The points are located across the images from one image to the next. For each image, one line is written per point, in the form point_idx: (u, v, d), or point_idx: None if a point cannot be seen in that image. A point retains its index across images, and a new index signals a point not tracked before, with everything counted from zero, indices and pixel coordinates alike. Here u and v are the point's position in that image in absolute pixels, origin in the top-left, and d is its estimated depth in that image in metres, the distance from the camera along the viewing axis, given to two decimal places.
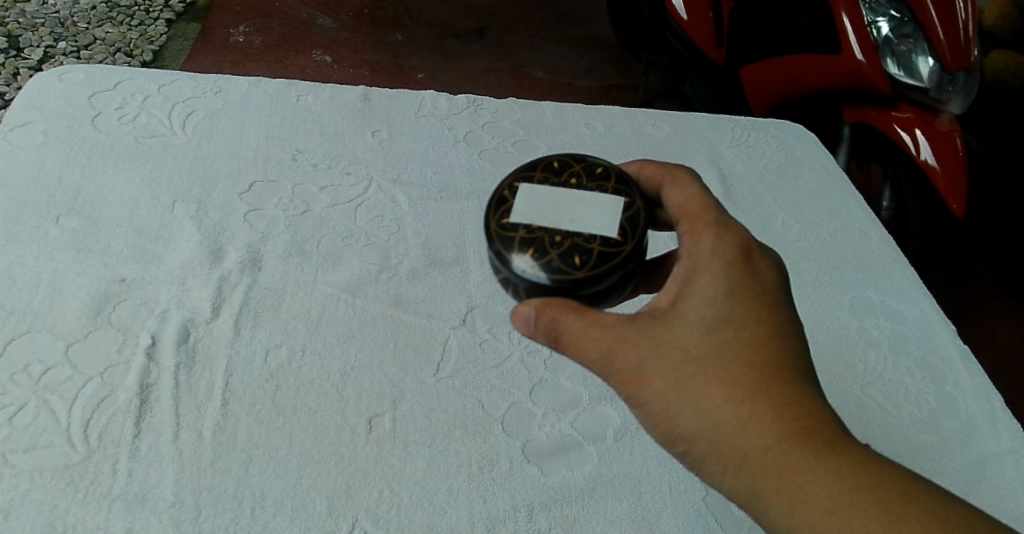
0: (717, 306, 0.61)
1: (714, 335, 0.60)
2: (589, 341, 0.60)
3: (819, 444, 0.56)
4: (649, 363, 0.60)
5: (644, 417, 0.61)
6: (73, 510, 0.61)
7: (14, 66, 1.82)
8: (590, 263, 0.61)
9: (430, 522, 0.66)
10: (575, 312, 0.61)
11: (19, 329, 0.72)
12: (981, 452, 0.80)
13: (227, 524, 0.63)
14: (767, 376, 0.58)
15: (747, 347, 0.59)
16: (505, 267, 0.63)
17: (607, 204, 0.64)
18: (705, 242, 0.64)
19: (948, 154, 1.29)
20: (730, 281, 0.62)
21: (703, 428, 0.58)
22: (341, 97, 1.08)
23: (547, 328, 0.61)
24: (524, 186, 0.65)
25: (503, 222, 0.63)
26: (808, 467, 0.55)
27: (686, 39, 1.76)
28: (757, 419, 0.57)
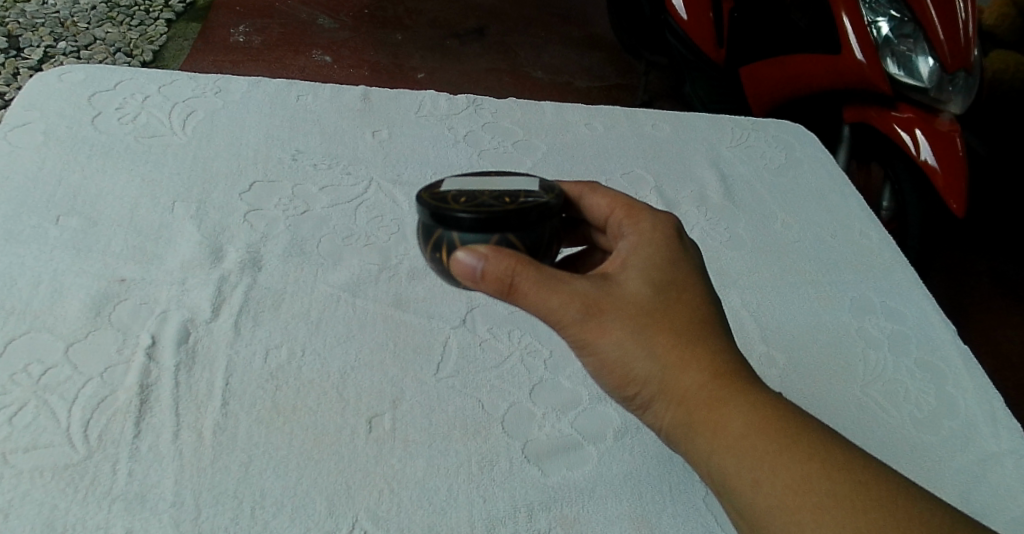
0: (660, 267, 0.65)
1: (658, 291, 0.63)
2: (548, 292, 0.62)
3: (746, 388, 0.60)
4: (605, 312, 0.62)
5: (598, 364, 0.63)
6: (73, 510, 0.61)
7: (14, 65, 1.81)
8: (517, 201, 0.65)
9: (430, 522, 0.66)
10: (525, 260, 0.62)
11: (19, 329, 0.72)
12: (982, 452, 0.79)
13: (227, 524, 0.62)
14: (705, 329, 0.62)
15: (688, 304, 0.63)
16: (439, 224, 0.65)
17: (524, 179, 0.71)
18: (643, 222, 0.70)
19: (948, 154, 1.29)
20: (670, 251, 0.67)
21: (647, 372, 0.61)
22: (341, 98, 1.08)
23: (499, 274, 0.62)
24: (448, 179, 0.72)
25: (434, 194, 0.68)
26: (734, 402, 0.59)
27: (686, 39, 1.76)
28: (696, 364, 0.61)
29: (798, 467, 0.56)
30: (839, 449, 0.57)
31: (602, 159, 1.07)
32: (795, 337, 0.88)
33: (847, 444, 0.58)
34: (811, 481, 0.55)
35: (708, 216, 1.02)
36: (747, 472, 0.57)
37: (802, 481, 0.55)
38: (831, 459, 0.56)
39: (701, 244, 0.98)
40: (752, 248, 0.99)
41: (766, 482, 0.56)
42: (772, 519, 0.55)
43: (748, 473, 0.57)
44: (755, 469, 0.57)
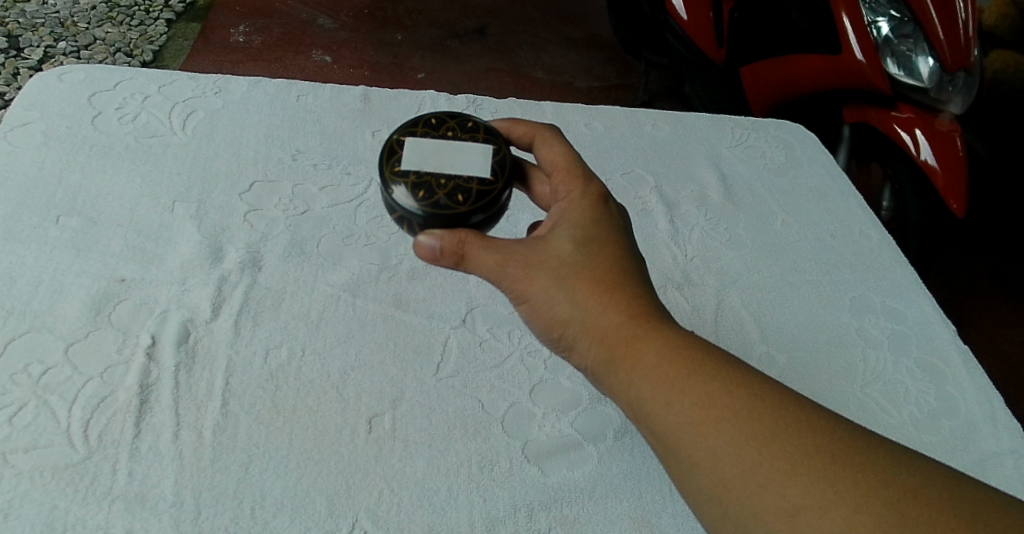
0: (586, 226, 0.70)
1: (581, 246, 0.69)
2: (490, 252, 0.69)
3: (659, 326, 0.66)
4: (535, 266, 0.68)
5: (529, 312, 0.70)
6: (74, 510, 0.61)
7: (14, 66, 1.81)
8: (471, 200, 0.69)
9: (430, 522, 0.66)
10: (473, 236, 0.69)
11: (19, 330, 0.72)
12: (981, 452, 0.80)
13: (227, 524, 0.63)
14: (623, 278, 0.68)
15: (609, 256, 0.69)
16: (399, 207, 0.70)
17: (480, 150, 0.72)
18: (574, 184, 0.74)
19: (948, 154, 1.29)
20: (596, 211, 0.72)
21: (572, 315, 0.67)
22: (341, 98, 1.08)
23: (453, 248, 0.69)
24: (407, 137, 0.72)
25: (395, 170, 0.71)
26: (649, 339, 0.65)
27: (686, 39, 1.75)
28: (615, 306, 0.66)
29: (705, 389, 0.61)
30: (742, 374, 0.63)
31: (602, 159, 1.07)
32: (795, 337, 0.88)
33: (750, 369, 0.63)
34: (717, 399, 0.61)
35: (708, 216, 1.02)
36: (660, 395, 0.62)
37: (708, 400, 0.61)
38: (734, 380, 0.62)
39: (701, 244, 0.98)
40: (752, 248, 0.99)
41: (676, 404, 0.61)
42: (682, 436, 0.60)
43: (660, 398, 0.62)
44: (666, 393, 0.62)
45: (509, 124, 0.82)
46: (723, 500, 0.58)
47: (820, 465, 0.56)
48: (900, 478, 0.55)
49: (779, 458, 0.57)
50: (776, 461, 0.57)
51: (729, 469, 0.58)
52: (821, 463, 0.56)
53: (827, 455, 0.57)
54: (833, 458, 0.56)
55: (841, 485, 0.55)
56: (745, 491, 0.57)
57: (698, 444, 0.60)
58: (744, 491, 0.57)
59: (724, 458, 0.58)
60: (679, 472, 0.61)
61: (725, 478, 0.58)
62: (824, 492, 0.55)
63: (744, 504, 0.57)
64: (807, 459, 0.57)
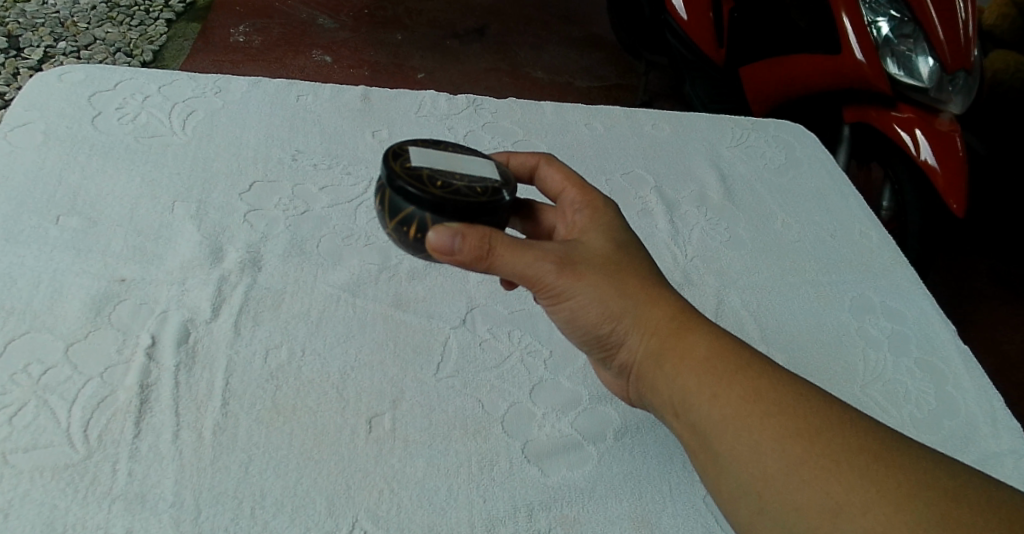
0: (620, 232, 0.73)
1: (620, 248, 0.71)
2: (523, 252, 0.66)
3: (704, 325, 0.68)
4: (579, 262, 0.68)
5: (571, 310, 0.69)
6: (74, 510, 0.61)
7: (14, 65, 1.81)
8: (490, 193, 0.67)
9: (430, 522, 0.66)
10: (499, 233, 0.66)
11: (19, 329, 0.72)
12: (983, 452, 0.80)
13: (227, 524, 0.62)
14: (660, 283, 0.71)
15: (644, 261, 0.71)
16: (411, 201, 0.66)
17: (484, 160, 0.72)
18: (597, 196, 0.76)
19: (948, 154, 1.29)
20: (623, 221, 0.75)
21: (618, 308, 0.68)
22: (341, 98, 1.08)
23: (477, 245, 0.65)
24: (409, 146, 0.70)
25: (404, 167, 0.67)
26: (695, 336, 0.66)
27: (685, 39, 1.75)
28: (661, 303, 0.68)
29: (752, 385, 0.62)
30: (786, 376, 0.64)
31: (602, 159, 1.07)
32: (795, 337, 0.88)
33: (792, 372, 0.64)
34: (762, 394, 0.62)
35: (708, 216, 1.03)
36: (706, 389, 0.63)
37: (754, 394, 0.62)
38: (779, 380, 0.63)
39: (701, 244, 0.98)
40: (752, 248, 0.99)
41: (722, 398, 0.62)
42: (729, 428, 0.61)
43: (708, 391, 0.63)
44: (714, 386, 0.63)
45: (507, 155, 0.84)
46: (764, 494, 0.58)
47: (864, 464, 0.56)
48: (942, 481, 0.55)
49: (823, 455, 0.57)
50: (821, 458, 0.57)
51: (773, 464, 0.58)
52: (864, 461, 0.56)
53: (871, 455, 0.57)
54: (877, 457, 0.57)
55: (885, 485, 0.55)
56: (788, 486, 0.57)
57: (743, 438, 0.60)
58: (786, 485, 0.57)
59: (768, 452, 0.59)
60: (720, 465, 0.61)
61: (769, 471, 0.58)
62: (868, 490, 0.55)
63: (786, 498, 0.57)
64: (851, 457, 0.57)
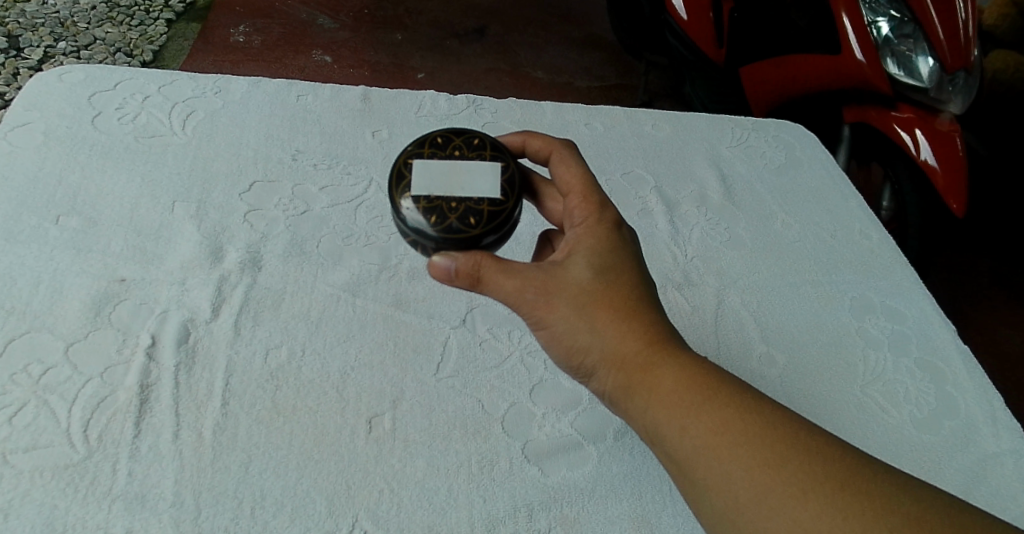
0: (606, 254, 0.70)
1: (600, 273, 0.69)
2: (505, 277, 0.68)
3: (677, 353, 0.66)
4: (554, 293, 0.68)
5: (547, 337, 0.70)
6: (74, 510, 0.61)
7: (14, 66, 1.81)
8: (483, 223, 0.69)
9: (430, 522, 0.66)
10: (489, 258, 0.69)
11: (19, 329, 0.72)
12: (981, 452, 0.80)
13: (228, 524, 0.63)
14: (643, 306, 0.68)
15: (627, 283, 0.69)
16: (412, 232, 0.70)
17: (488, 168, 0.72)
18: (593, 208, 0.73)
19: (948, 154, 1.29)
20: (616, 238, 0.72)
21: (589, 343, 0.67)
22: (341, 98, 1.08)
23: (468, 270, 0.68)
24: (414, 159, 0.72)
25: (404, 195, 0.70)
26: (667, 366, 0.65)
27: (685, 39, 1.75)
28: (634, 335, 0.67)
29: (720, 416, 0.62)
30: (757, 401, 0.64)
31: (602, 159, 1.07)
32: (795, 337, 0.88)
33: (764, 397, 0.64)
34: (731, 425, 0.62)
35: (708, 216, 1.03)
36: (676, 421, 0.63)
37: (723, 426, 0.62)
38: (749, 407, 0.63)
39: (701, 244, 0.98)
40: (752, 248, 0.99)
41: (692, 430, 0.62)
42: (697, 459, 0.62)
43: (677, 423, 0.63)
44: (683, 419, 0.63)
45: (524, 137, 0.82)
46: (736, 522, 0.59)
47: (830, 492, 0.58)
48: (905, 506, 0.57)
49: (791, 483, 0.59)
50: (788, 487, 0.59)
51: (742, 494, 0.59)
52: (830, 489, 0.58)
53: (837, 483, 0.58)
54: (841, 486, 0.58)
55: (849, 513, 0.57)
56: (758, 516, 0.58)
57: (713, 469, 0.61)
58: (756, 515, 0.58)
59: (737, 483, 0.60)
60: (690, 494, 0.62)
61: (738, 502, 0.59)
62: (834, 519, 0.57)
63: (756, 528, 0.58)
64: (818, 485, 0.58)
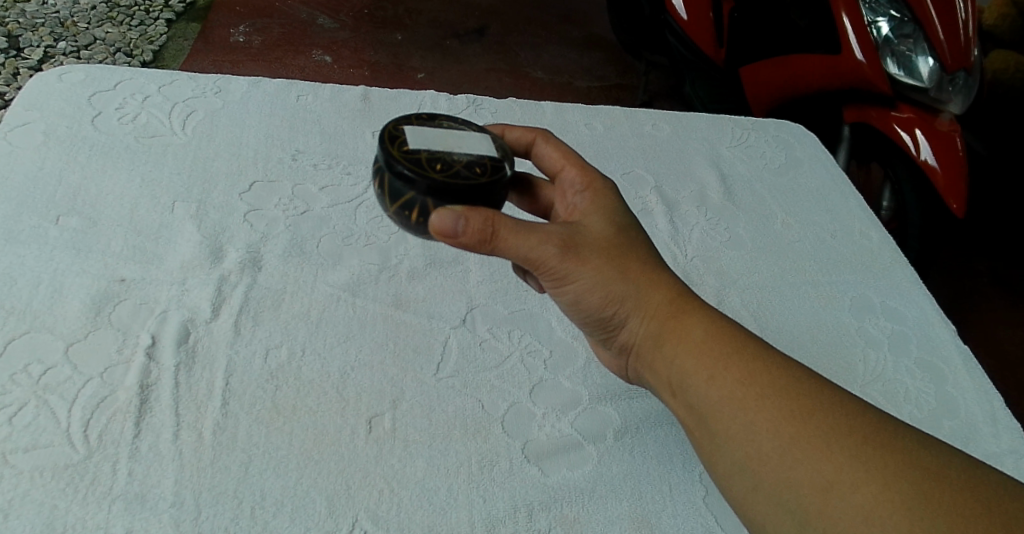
0: (623, 215, 0.73)
1: (624, 232, 0.71)
2: (526, 235, 0.66)
3: (702, 309, 0.69)
4: (582, 246, 0.69)
5: (576, 291, 0.69)
6: (73, 510, 0.61)
7: (14, 65, 1.81)
8: (489, 172, 0.67)
9: (431, 522, 0.66)
10: (503, 218, 0.66)
11: (19, 329, 0.72)
12: (983, 452, 0.80)
13: (227, 524, 0.62)
14: (660, 267, 0.71)
15: (645, 245, 0.72)
16: (412, 184, 0.66)
17: (481, 135, 0.72)
18: (597, 177, 0.76)
19: (947, 152, 1.29)
20: (622, 202, 0.75)
21: (620, 293, 0.69)
22: (341, 98, 1.08)
23: (480, 226, 0.65)
24: (405, 125, 0.70)
25: (402, 150, 0.67)
26: (694, 321, 0.67)
27: (685, 39, 1.75)
28: (660, 287, 0.69)
29: (748, 368, 0.63)
30: (782, 360, 0.64)
31: (602, 158, 1.07)
32: (795, 337, 0.88)
33: (786, 356, 0.65)
34: (758, 378, 0.63)
35: (708, 216, 1.03)
36: (704, 371, 0.64)
37: (750, 378, 0.63)
38: (775, 363, 0.64)
39: (701, 244, 0.98)
40: (752, 248, 0.99)
41: (720, 380, 0.63)
42: (721, 409, 0.62)
43: (705, 372, 0.64)
44: (711, 369, 0.64)
45: (503, 128, 0.84)
46: (759, 472, 0.59)
47: (853, 445, 0.57)
48: (930, 462, 0.56)
49: (815, 436, 0.58)
50: (812, 438, 0.58)
51: (766, 443, 0.59)
52: (853, 442, 0.57)
53: (860, 437, 0.58)
54: (864, 440, 0.57)
55: (872, 465, 0.56)
56: (781, 465, 0.58)
57: (738, 418, 0.61)
58: (779, 463, 0.58)
59: (762, 433, 0.60)
60: (712, 444, 0.62)
61: (762, 451, 0.59)
62: (857, 469, 0.56)
63: (779, 475, 0.58)
64: (841, 438, 0.58)
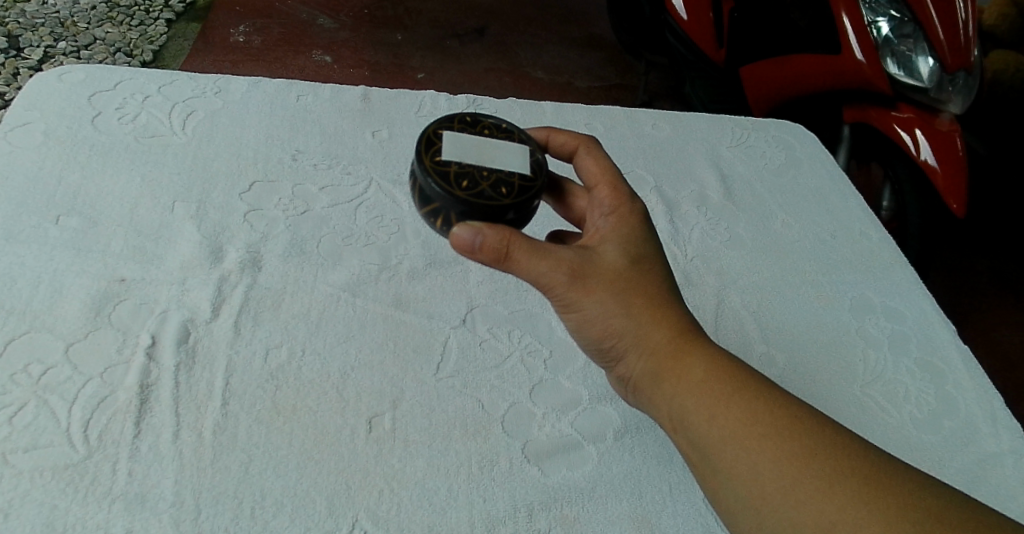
0: (639, 244, 0.72)
1: (633, 262, 0.71)
2: (538, 259, 0.67)
3: (705, 344, 0.68)
4: (590, 276, 0.69)
5: (582, 322, 0.70)
6: (73, 510, 0.61)
7: (15, 66, 1.80)
8: (515, 193, 0.69)
9: (430, 522, 0.66)
10: (518, 238, 0.67)
11: (19, 329, 0.72)
12: (982, 452, 0.80)
13: (227, 524, 0.62)
14: (670, 298, 0.70)
15: (657, 275, 0.71)
16: (437, 197, 0.68)
17: (517, 148, 0.73)
18: (625, 200, 0.75)
19: (948, 154, 1.29)
20: (645, 230, 0.74)
21: (624, 326, 0.68)
22: (342, 98, 1.08)
23: (495, 245, 0.66)
24: (444, 130, 0.71)
25: (435, 160, 0.69)
26: (698, 354, 0.67)
27: (685, 39, 1.75)
28: (667, 321, 0.69)
29: (749, 405, 0.63)
30: (784, 397, 0.64)
31: None
32: (795, 337, 0.88)
33: (788, 393, 0.65)
34: (759, 416, 0.62)
35: (708, 216, 1.03)
36: (705, 407, 0.64)
37: (751, 416, 0.63)
38: (776, 401, 0.63)
39: (702, 244, 0.98)
40: (752, 248, 0.99)
41: (720, 415, 0.63)
42: (721, 444, 0.62)
43: (706, 408, 0.64)
44: (712, 405, 0.64)
45: (550, 132, 0.85)
46: (760, 508, 0.59)
47: (854, 485, 0.57)
48: (926, 499, 0.56)
49: (816, 474, 0.59)
50: (812, 477, 0.59)
51: (767, 481, 0.60)
52: (852, 481, 0.58)
53: (860, 476, 0.58)
54: (864, 480, 0.58)
55: (873, 505, 0.56)
56: (782, 502, 0.58)
57: (739, 455, 0.61)
58: (780, 501, 0.59)
59: (763, 469, 0.60)
60: (712, 480, 0.63)
61: (763, 488, 0.59)
62: (856, 508, 0.56)
63: (779, 512, 0.58)
64: (842, 477, 0.58)
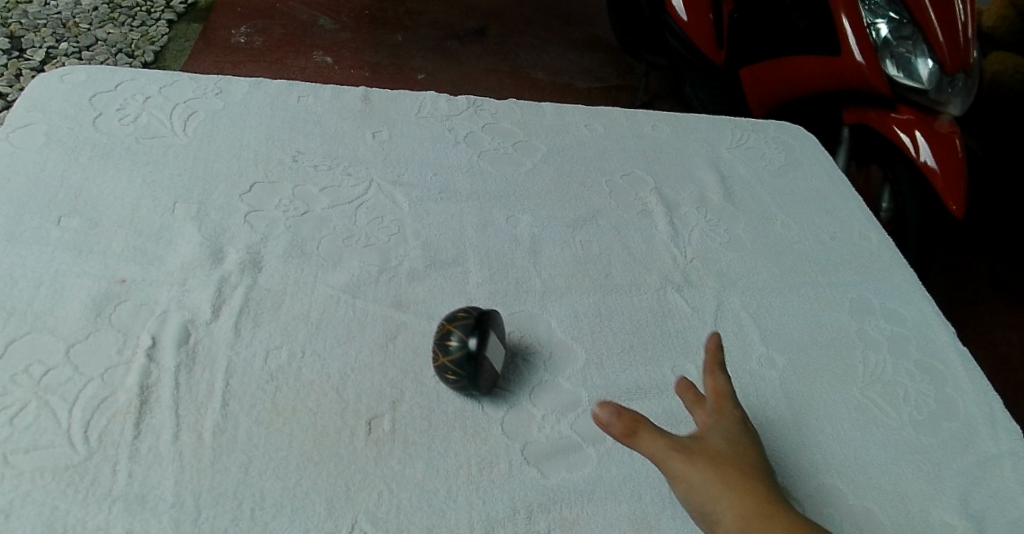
0: (743, 431, 0.72)
1: (724, 430, 0.71)
2: (646, 434, 0.68)
3: (753, 480, 0.68)
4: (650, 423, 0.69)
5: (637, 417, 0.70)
6: (74, 511, 0.61)
7: (17, 66, 1.81)
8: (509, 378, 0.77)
9: (430, 523, 0.66)
10: (643, 418, 0.69)
11: (21, 329, 0.72)
12: (981, 453, 0.80)
13: (227, 525, 0.63)
14: (749, 457, 0.70)
15: (744, 442, 0.71)
16: (468, 356, 0.73)
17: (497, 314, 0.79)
18: (732, 402, 0.74)
19: (948, 155, 1.29)
20: (741, 418, 0.73)
21: (687, 451, 0.68)
22: (342, 98, 1.08)
23: (628, 428, 0.68)
24: (470, 334, 0.73)
25: (467, 352, 0.73)
26: (736, 479, 0.67)
27: (685, 39, 1.74)
28: (733, 468, 0.68)
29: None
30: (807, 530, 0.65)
31: (601, 159, 1.08)
32: (794, 338, 0.88)
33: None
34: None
35: (708, 217, 1.03)
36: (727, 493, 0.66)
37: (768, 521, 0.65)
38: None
39: (701, 245, 0.98)
40: (752, 249, 0.99)
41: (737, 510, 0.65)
42: None
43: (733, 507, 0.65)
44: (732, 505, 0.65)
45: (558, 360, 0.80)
46: None
47: None
48: None
49: None
50: None
51: None
52: None
53: None
54: None
55: None
56: None
57: None
58: None
59: None
60: None
61: None
62: None
63: None
64: None
